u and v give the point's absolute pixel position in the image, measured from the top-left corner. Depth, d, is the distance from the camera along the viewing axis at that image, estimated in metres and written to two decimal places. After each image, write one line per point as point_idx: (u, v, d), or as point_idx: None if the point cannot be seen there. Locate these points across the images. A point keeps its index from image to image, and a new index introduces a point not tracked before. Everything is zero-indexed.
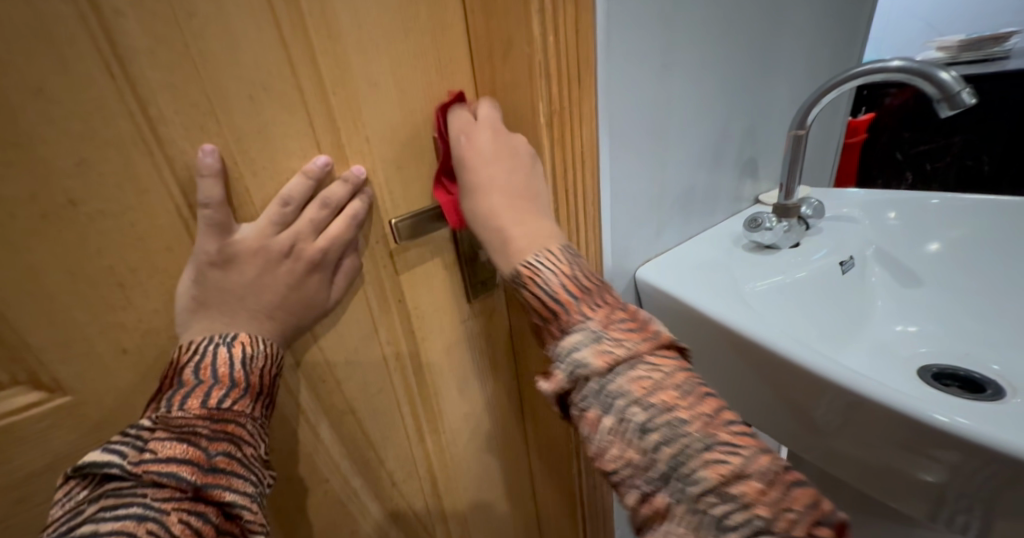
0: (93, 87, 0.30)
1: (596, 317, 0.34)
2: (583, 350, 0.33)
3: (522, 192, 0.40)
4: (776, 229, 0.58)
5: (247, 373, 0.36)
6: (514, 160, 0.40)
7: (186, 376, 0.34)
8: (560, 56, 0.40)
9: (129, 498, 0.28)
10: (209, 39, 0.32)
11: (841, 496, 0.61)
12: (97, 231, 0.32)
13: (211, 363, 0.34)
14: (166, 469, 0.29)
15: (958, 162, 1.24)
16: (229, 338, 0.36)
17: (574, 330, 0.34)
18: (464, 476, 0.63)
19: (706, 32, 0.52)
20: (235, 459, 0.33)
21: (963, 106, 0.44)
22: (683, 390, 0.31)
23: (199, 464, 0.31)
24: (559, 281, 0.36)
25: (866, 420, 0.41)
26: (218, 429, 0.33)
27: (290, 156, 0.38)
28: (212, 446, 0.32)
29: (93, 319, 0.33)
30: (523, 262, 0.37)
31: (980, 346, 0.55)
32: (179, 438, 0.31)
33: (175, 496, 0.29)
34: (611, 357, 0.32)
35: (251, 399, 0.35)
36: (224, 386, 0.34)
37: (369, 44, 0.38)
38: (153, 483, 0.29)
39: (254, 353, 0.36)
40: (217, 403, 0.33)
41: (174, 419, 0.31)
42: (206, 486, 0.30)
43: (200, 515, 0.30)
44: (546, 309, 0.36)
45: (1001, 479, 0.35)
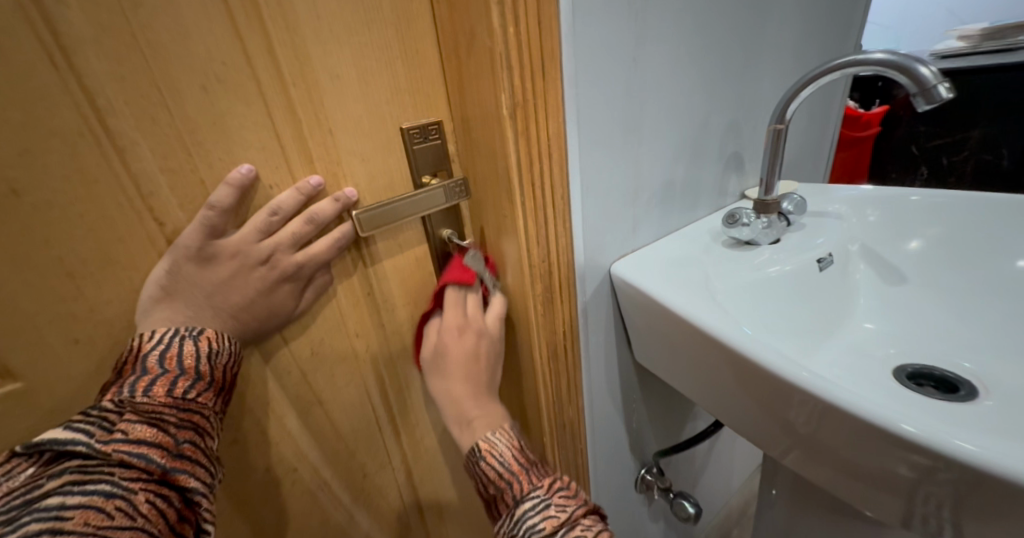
0: (35, 76, 0.30)
1: (543, 487, 0.42)
2: (535, 517, 0.40)
3: (481, 385, 0.49)
4: (754, 225, 0.56)
5: (211, 368, 0.37)
6: (485, 363, 0.49)
7: (150, 363, 0.35)
8: (521, 48, 0.39)
9: (96, 476, 0.30)
10: (158, 29, 0.32)
11: (815, 497, 0.60)
12: (44, 221, 0.33)
13: (177, 356, 0.36)
14: (136, 450, 0.31)
15: (977, 156, 1.20)
16: (195, 332, 0.37)
17: (529, 499, 0.41)
18: (440, 466, 0.64)
19: (682, 23, 0.51)
20: (201, 448, 0.35)
21: (940, 101, 0.42)
22: None
23: (168, 448, 0.33)
24: (510, 454, 0.44)
25: (840, 426, 0.40)
26: (185, 418, 0.34)
27: (247, 148, 0.38)
28: (179, 433, 0.34)
29: (44, 308, 0.34)
30: (482, 437, 0.44)
31: (958, 346, 0.54)
32: (149, 422, 0.32)
33: (143, 477, 0.31)
34: (556, 522, 0.40)
35: (214, 393, 0.37)
36: (190, 378, 0.36)
37: (329, 35, 0.38)
38: (122, 463, 0.31)
39: (220, 349, 0.38)
40: (182, 393, 0.35)
41: (142, 405, 0.33)
42: (173, 471, 0.32)
43: (165, 497, 0.32)
44: (502, 481, 0.43)
45: (968, 484, 0.34)
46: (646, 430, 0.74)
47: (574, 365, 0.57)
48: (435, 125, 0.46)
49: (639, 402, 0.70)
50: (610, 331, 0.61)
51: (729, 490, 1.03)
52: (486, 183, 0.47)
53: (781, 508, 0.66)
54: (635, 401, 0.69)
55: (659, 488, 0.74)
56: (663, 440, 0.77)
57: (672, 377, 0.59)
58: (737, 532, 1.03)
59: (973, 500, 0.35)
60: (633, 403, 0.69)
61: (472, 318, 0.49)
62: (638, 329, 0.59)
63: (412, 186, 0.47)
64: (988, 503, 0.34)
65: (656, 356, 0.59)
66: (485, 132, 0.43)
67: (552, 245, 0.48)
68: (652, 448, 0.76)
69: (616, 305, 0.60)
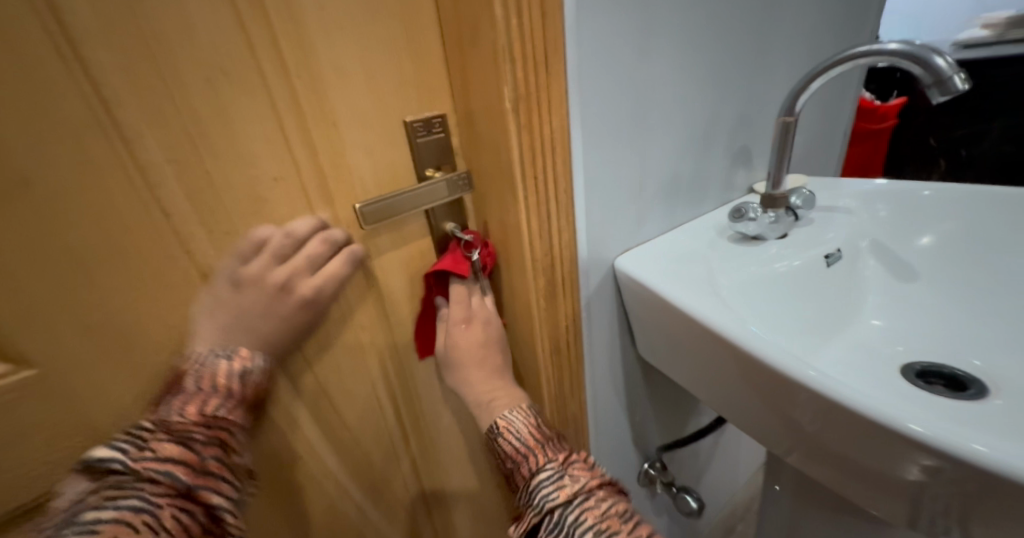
0: (43, 68, 0.31)
1: (557, 460, 0.44)
2: (549, 486, 0.42)
3: (494, 367, 0.51)
4: (761, 219, 0.56)
5: (241, 385, 0.41)
6: (495, 347, 0.52)
7: (188, 383, 0.39)
8: (525, 39, 0.39)
9: (128, 491, 0.34)
10: (162, 21, 0.33)
11: (818, 494, 0.60)
12: (56, 210, 0.33)
13: (213, 375, 0.39)
14: (163, 468, 0.35)
15: (997, 149, 1.17)
16: (230, 352, 0.41)
17: (543, 470, 0.43)
18: (443, 456, 0.65)
19: (691, 14, 0.50)
20: (224, 465, 0.38)
21: (956, 93, 0.41)
22: (623, 517, 0.40)
23: (192, 466, 0.36)
24: (526, 430, 0.46)
25: (845, 426, 0.39)
26: (213, 435, 0.38)
27: (252, 140, 0.38)
28: (205, 450, 0.37)
29: (56, 295, 0.35)
30: (500, 416, 0.47)
31: (970, 344, 0.53)
32: (178, 441, 0.36)
33: (169, 493, 0.35)
34: (570, 491, 0.41)
35: (241, 410, 0.41)
36: (220, 396, 0.39)
37: (332, 27, 0.38)
38: (150, 480, 0.34)
39: (251, 368, 0.41)
40: (212, 412, 0.38)
41: (174, 424, 0.37)
42: (196, 487, 0.36)
43: (189, 512, 0.36)
44: (518, 455, 0.45)
45: (977, 486, 0.34)
46: (650, 425, 0.74)
47: (577, 358, 0.57)
48: (439, 117, 0.46)
49: (643, 396, 0.70)
50: (613, 325, 0.61)
51: (734, 485, 1.02)
52: (490, 176, 0.47)
53: (785, 505, 0.66)
54: (639, 396, 0.69)
55: (662, 482, 0.74)
56: (667, 434, 0.77)
57: (675, 372, 0.58)
58: (741, 528, 1.03)
59: (985, 502, 0.34)
60: (636, 397, 0.69)
61: (474, 308, 0.51)
62: (641, 324, 0.59)
63: (416, 179, 0.47)
64: (999, 506, 0.33)
65: (660, 351, 0.59)
66: (489, 124, 0.43)
67: (555, 239, 0.48)
68: (655, 442, 0.76)
69: (620, 299, 0.59)
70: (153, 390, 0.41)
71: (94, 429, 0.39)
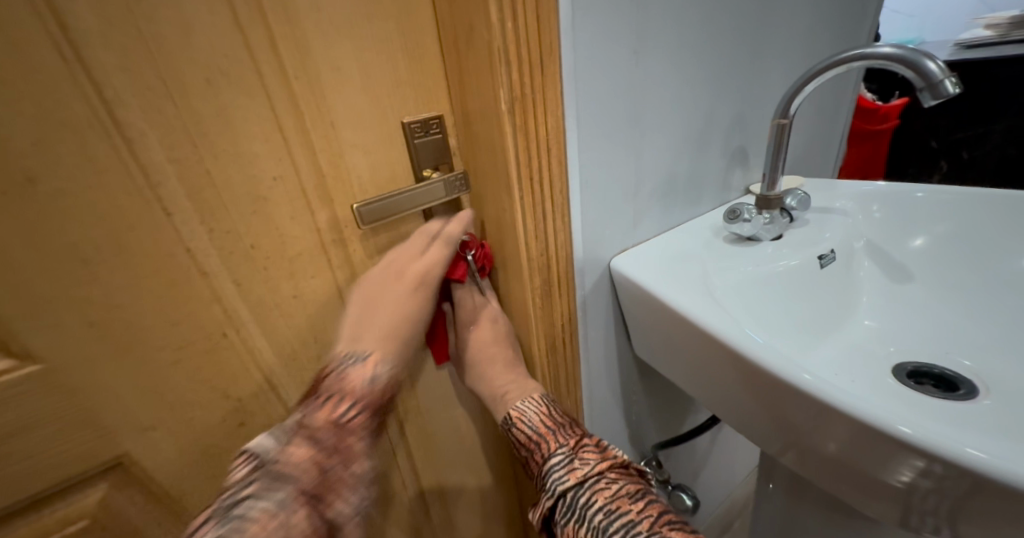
0: (48, 71, 0.31)
1: (568, 445, 0.47)
2: (560, 470, 0.45)
3: (508, 362, 0.53)
4: (755, 220, 0.56)
5: (365, 395, 0.46)
6: (505, 343, 0.54)
7: (326, 386, 0.45)
8: (520, 42, 0.39)
9: (273, 486, 0.38)
10: (163, 23, 0.34)
11: (812, 492, 0.60)
12: (58, 209, 0.34)
13: (345, 382, 0.45)
14: (302, 465, 0.41)
15: (1000, 151, 1.17)
16: (362, 356, 0.46)
17: (555, 455, 0.46)
18: (441, 453, 0.66)
19: (685, 16, 0.50)
20: (344, 474, 0.43)
21: (947, 97, 0.41)
22: (633, 497, 0.43)
23: (320, 466, 0.41)
24: (538, 418, 0.49)
25: (836, 426, 0.39)
26: (339, 441, 0.43)
27: (251, 141, 0.39)
28: (331, 456, 0.42)
29: (60, 292, 0.36)
30: (512, 407, 0.50)
31: (962, 345, 0.53)
32: (313, 443, 0.42)
33: (302, 494, 0.39)
34: (580, 474, 0.44)
35: (367, 417, 0.46)
36: (347, 403, 0.45)
37: (330, 29, 0.39)
38: (290, 477, 0.40)
39: (377, 376, 0.46)
40: (343, 417, 0.44)
41: (311, 426, 0.43)
42: (321, 489, 0.41)
43: (315, 515, 0.40)
44: (532, 442, 0.48)
45: (967, 486, 0.34)
46: (646, 423, 0.74)
47: (573, 357, 0.58)
48: (436, 118, 0.47)
49: (639, 395, 0.70)
50: (609, 324, 0.61)
51: (732, 484, 1.03)
52: (487, 176, 0.47)
53: (779, 503, 0.67)
54: (636, 394, 0.70)
55: (656, 479, 0.73)
56: (663, 432, 0.78)
57: (670, 371, 0.59)
58: (738, 526, 1.04)
59: (975, 501, 0.34)
60: (633, 396, 0.70)
61: (479, 308, 0.54)
62: (637, 324, 0.59)
63: (413, 179, 0.48)
64: (990, 507, 0.34)
65: (655, 351, 0.59)
66: (485, 126, 0.44)
67: (551, 238, 0.49)
68: (652, 440, 0.77)
69: (615, 299, 0.60)
70: (156, 387, 0.42)
71: (98, 424, 0.40)
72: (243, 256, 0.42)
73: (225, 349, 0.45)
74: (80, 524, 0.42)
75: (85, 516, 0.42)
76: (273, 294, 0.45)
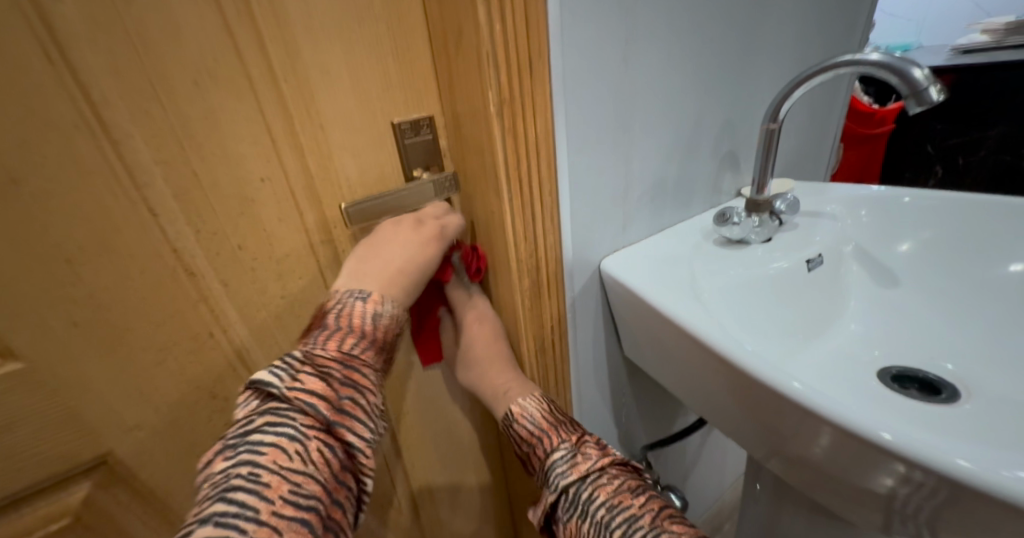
0: (34, 71, 0.31)
1: (569, 440, 0.46)
2: (563, 465, 0.45)
3: (502, 361, 0.54)
4: (744, 223, 0.56)
5: (372, 327, 0.43)
6: (498, 343, 0.54)
7: (329, 320, 0.43)
8: (509, 46, 0.39)
9: (284, 418, 0.36)
10: (149, 23, 0.33)
11: (798, 494, 0.61)
12: (40, 209, 0.34)
13: (349, 314, 0.43)
14: (310, 399, 0.37)
15: (995, 156, 1.18)
16: (364, 295, 0.44)
17: (557, 451, 0.46)
18: (430, 453, 0.66)
19: (674, 21, 0.50)
20: (359, 404, 0.40)
21: (932, 102, 0.41)
22: (635, 492, 0.42)
23: (331, 402, 0.38)
24: (539, 414, 0.49)
25: (819, 433, 0.40)
26: (348, 374, 0.40)
27: (239, 142, 0.39)
28: (341, 389, 0.39)
29: (43, 292, 0.36)
30: (513, 402, 0.50)
31: (946, 350, 0.54)
32: (320, 376, 0.39)
33: (315, 425, 0.37)
34: (582, 469, 0.44)
35: (372, 350, 0.43)
36: (355, 335, 0.42)
37: (319, 30, 0.39)
38: (299, 409, 0.37)
39: (382, 311, 0.44)
40: (349, 349, 0.41)
41: (315, 359, 0.39)
42: (335, 424, 0.38)
43: (333, 448, 0.37)
44: (533, 438, 0.48)
45: (945, 495, 0.34)
46: (636, 424, 0.75)
47: (562, 358, 0.58)
48: (426, 121, 0.47)
49: (629, 396, 0.71)
50: (599, 326, 0.61)
51: (721, 486, 1.04)
52: (477, 178, 0.48)
53: (764, 505, 0.67)
54: (625, 395, 0.70)
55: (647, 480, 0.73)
56: (652, 433, 0.78)
57: (659, 373, 0.59)
58: (727, 527, 1.04)
59: (956, 509, 0.35)
60: (622, 398, 0.70)
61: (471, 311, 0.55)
62: (625, 326, 0.60)
63: (403, 180, 0.48)
64: (967, 516, 0.34)
65: (645, 353, 0.59)
66: (474, 129, 0.44)
67: (540, 240, 0.49)
68: (642, 442, 0.77)
69: (605, 300, 0.60)
70: (141, 385, 0.42)
71: (82, 423, 0.40)
72: (230, 255, 0.42)
73: (211, 349, 0.45)
74: (64, 522, 0.42)
75: (69, 513, 0.42)
76: (261, 294, 0.45)
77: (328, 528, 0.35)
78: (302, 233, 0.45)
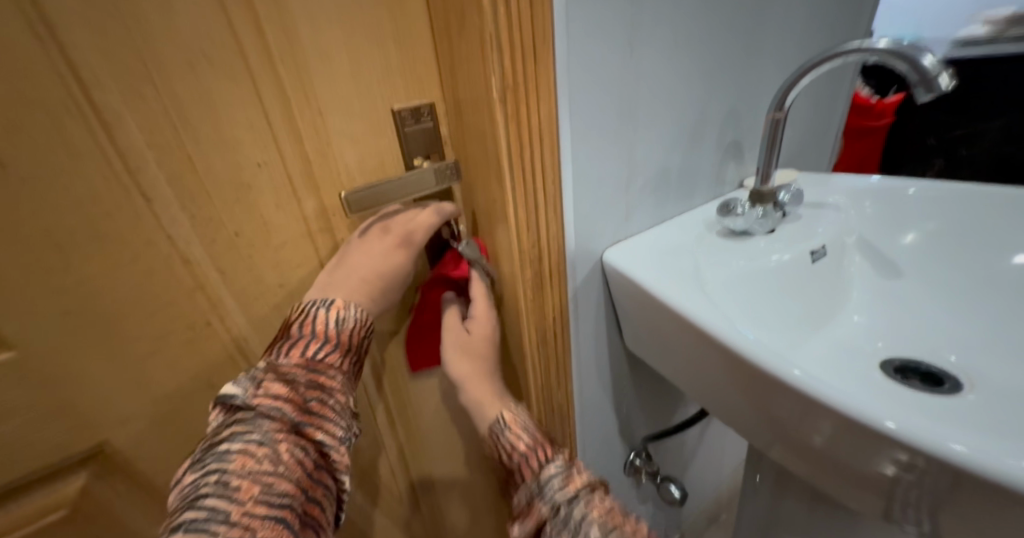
0: (21, 50, 0.30)
1: (563, 458, 0.43)
2: (558, 481, 0.41)
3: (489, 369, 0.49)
4: (749, 214, 0.56)
5: (339, 332, 0.43)
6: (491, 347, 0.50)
7: (293, 330, 0.42)
8: (513, 29, 0.38)
9: (251, 425, 0.37)
10: (140, 1, 0.32)
11: (797, 484, 0.61)
12: (29, 193, 0.33)
13: (314, 321, 0.42)
14: (274, 405, 0.38)
15: (998, 149, 1.16)
16: (328, 302, 0.43)
17: (552, 464, 0.42)
18: (430, 443, 0.66)
19: (680, 6, 0.49)
20: (327, 405, 0.41)
21: (941, 92, 0.41)
22: (631, 518, 0.38)
23: (297, 405, 0.39)
24: (532, 424, 0.45)
25: (822, 423, 0.39)
26: (313, 378, 0.40)
27: (235, 127, 0.38)
28: (307, 392, 0.40)
29: (34, 279, 0.35)
30: (506, 407, 0.46)
31: (949, 341, 0.54)
32: (283, 382, 0.39)
33: (283, 429, 0.38)
34: (579, 485, 0.40)
35: (340, 353, 0.43)
36: (320, 340, 0.42)
37: (317, 11, 0.38)
38: (266, 416, 0.38)
39: (346, 317, 0.43)
40: (313, 355, 0.41)
41: (280, 367, 0.40)
42: (302, 424, 0.39)
43: (303, 447, 0.38)
44: (525, 448, 0.43)
45: (948, 482, 0.34)
46: (636, 415, 0.75)
47: (563, 349, 0.58)
48: (427, 107, 0.46)
49: (629, 387, 0.70)
50: (601, 317, 0.61)
51: (719, 476, 1.04)
52: (478, 166, 0.47)
53: (764, 495, 0.67)
54: (626, 386, 0.70)
55: (647, 472, 0.75)
56: (652, 424, 0.78)
57: (660, 365, 0.59)
58: (725, 517, 1.05)
59: (957, 498, 0.35)
60: (623, 388, 0.70)
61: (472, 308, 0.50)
62: (627, 317, 0.59)
63: (404, 168, 0.47)
64: (968, 504, 0.34)
65: (646, 344, 0.59)
66: (476, 114, 0.43)
67: (542, 230, 0.48)
68: (642, 433, 0.77)
69: (607, 291, 0.60)
70: (136, 375, 0.41)
71: (76, 412, 0.40)
72: (227, 243, 0.41)
73: (208, 338, 0.44)
74: (60, 513, 0.42)
75: (66, 504, 0.42)
76: (259, 283, 0.45)
77: (306, 523, 0.36)
78: (300, 221, 0.44)
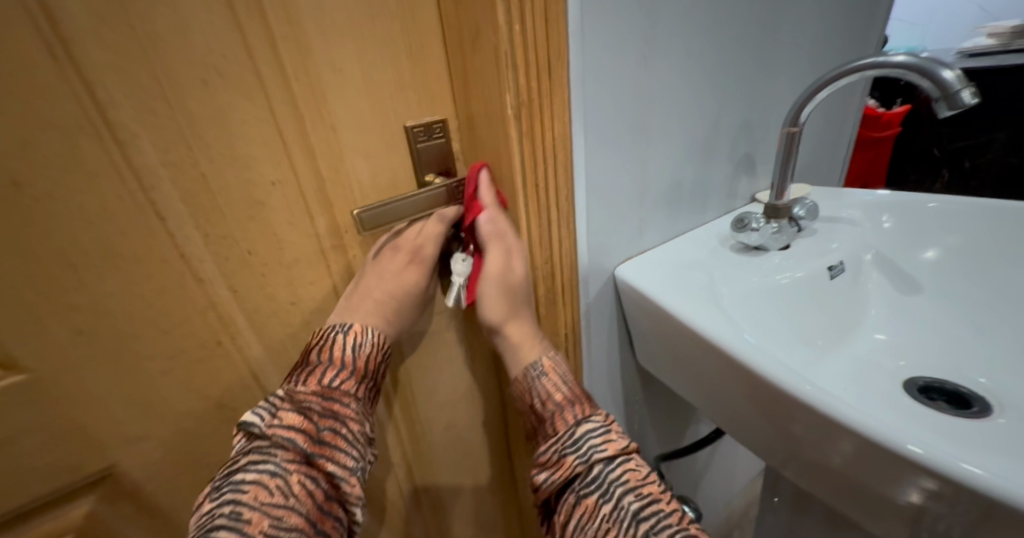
0: (36, 69, 0.30)
1: (601, 417, 0.43)
2: (597, 438, 0.40)
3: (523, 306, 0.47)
4: (764, 230, 0.55)
5: (356, 358, 0.43)
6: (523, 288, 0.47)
7: (312, 356, 0.42)
8: (528, 46, 0.38)
9: (266, 455, 0.37)
10: (156, 20, 0.32)
11: (815, 506, 0.59)
12: (43, 213, 0.33)
13: (331, 347, 0.42)
14: (288, 434, 0.38)
15: (1002, 160, 1.16)
16: (346, 327, 0.43)
17: (590, 421, 0.42)
18: (439, 461, 0.65)
19: (693, 21, 0.49)
20: (340, 435, 0.40)
21: (964, 106, 0.40)
22: (662, 487, 0.39)
23: (310, 434, 0.38)
24: (569, 379, 0.45)
25: (843, 445, 0.38)
26: (327, 407, 0.40)
27: (248, 145, 0.38)
28: (320, 421, 0.39)
29: (45, 299, 0.35)
30: (546, 355, 0.46)
31: (973, 362, 0.52)
32: (298, 411, 0.39)
33: (295, 459, 0.37)
34: (618, 447, 0.40)
35: (356, 380, 0.42)
36: (336, 368, 0.42)
37: (331, 29, 0.38)
38: (279, 446, 0.37)
39: (363, 341, 0.43)
40: (329, 382, 0.41)
41: (294, 395, 0.39)
42: (314, 455, 0.38)
43: (314, 479, 0.38)
44: (564, 400, 0.43)
45: (977, 511, 0.33)
46: (648, 433, 0.73)
47: (576, 366, 0.57)
48: (439, 122, 0.46)
49: (641, 404, 0.69)
50: (613, 333, 0.60)
51: (731, 493, 1.02)
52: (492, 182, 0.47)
53: (782, 516, 0.66)
54: (637, 403, 0.69)
55: None
56: (664, 442, 0.77)
57: (675, 382, 0.58)
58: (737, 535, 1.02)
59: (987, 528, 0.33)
60: (635, 405, 0.69)
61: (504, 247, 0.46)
62: (640, 333, 0.58)
63: (416, 184, 0.47)
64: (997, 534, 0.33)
65: (660, 361, 0.58)
66: (489, 131, 0.43)
67: (555, 246, 0.48)
68: (654, 450, 0.76)
69: (619, 306, 0.59)
70: (145, 396, 0.40)
71: (84, 434, 0.39)
72: (239, 261, 0.41)
73: (219, 357, 0.43)
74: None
75: (72, 529, 0.41)
76: (270, 301, 0.44)
77: None
78: (313, 238, 0.44)
